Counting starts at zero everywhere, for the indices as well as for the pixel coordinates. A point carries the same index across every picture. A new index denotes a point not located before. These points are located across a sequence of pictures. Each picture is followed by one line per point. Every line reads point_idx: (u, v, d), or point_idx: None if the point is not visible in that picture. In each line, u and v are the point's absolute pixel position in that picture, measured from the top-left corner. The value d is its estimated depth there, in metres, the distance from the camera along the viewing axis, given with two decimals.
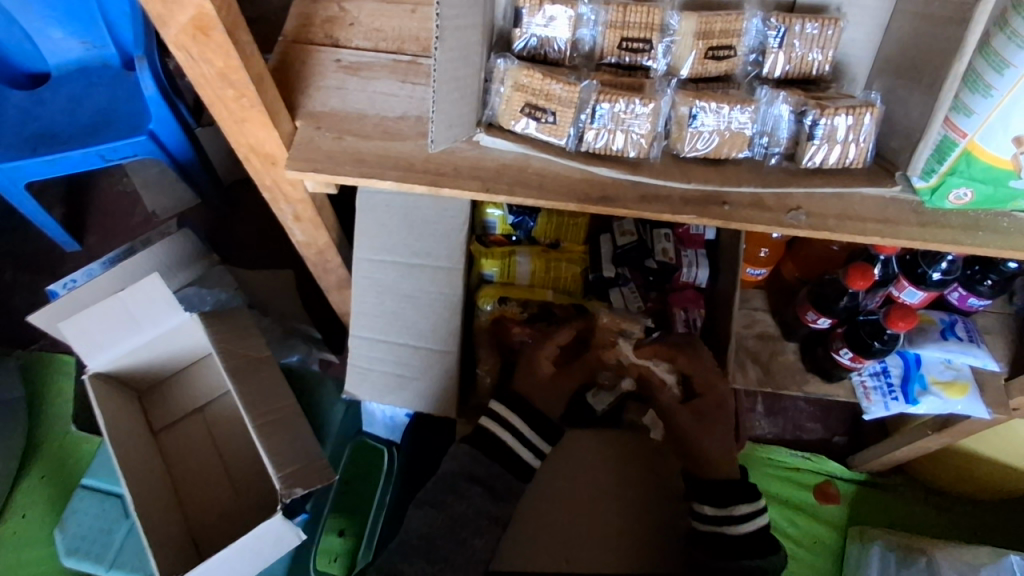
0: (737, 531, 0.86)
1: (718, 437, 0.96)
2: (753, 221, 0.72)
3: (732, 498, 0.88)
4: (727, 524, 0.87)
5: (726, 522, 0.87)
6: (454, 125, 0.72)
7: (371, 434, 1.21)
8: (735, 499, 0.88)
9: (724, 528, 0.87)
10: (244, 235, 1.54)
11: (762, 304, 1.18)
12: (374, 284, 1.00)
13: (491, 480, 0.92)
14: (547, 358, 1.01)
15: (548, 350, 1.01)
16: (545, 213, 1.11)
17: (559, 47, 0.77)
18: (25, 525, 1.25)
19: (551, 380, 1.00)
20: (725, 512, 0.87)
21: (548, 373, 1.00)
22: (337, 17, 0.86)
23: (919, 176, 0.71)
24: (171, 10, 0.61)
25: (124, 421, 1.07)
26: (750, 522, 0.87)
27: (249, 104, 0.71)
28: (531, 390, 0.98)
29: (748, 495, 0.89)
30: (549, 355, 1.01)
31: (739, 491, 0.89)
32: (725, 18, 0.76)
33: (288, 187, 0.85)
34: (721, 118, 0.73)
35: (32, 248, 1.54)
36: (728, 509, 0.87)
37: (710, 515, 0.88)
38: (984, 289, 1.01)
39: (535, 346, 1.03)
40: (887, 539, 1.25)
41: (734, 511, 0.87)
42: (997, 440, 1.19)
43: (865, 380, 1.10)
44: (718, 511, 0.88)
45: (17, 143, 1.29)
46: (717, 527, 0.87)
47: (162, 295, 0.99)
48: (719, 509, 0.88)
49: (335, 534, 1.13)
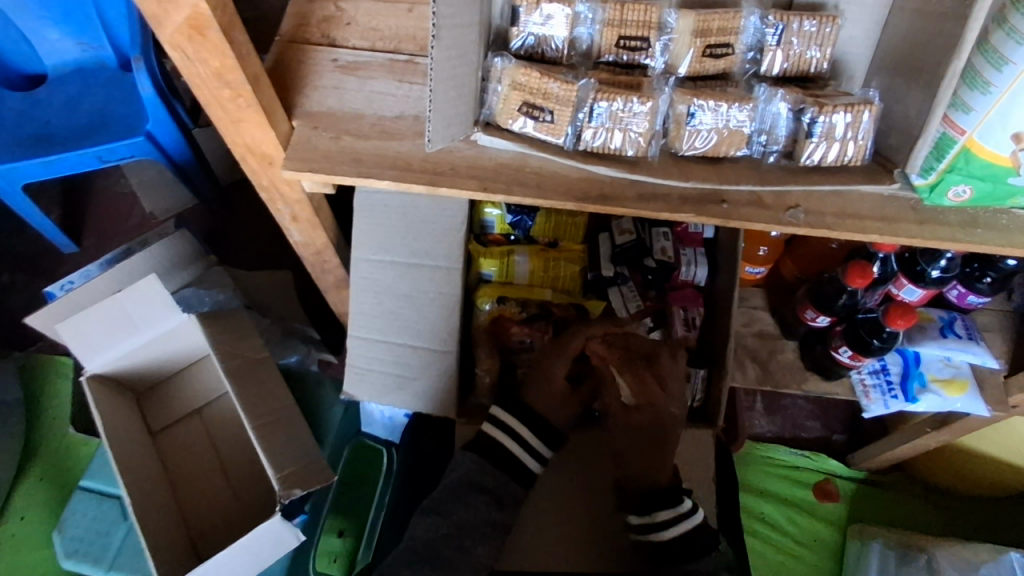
0: (662, 537, 0.88)
1: (654, 451, 0.95)
2: (751, 219, 0.72)
3: (652, 504, 0.90)
4: (651, 532, 0.89)
5: (651, 530, 0.89)
6: (450, 124, 0.71)
7: (369, 434, 1.21)
8: (658, 505, 0.90)
9: (649, 535, 0.89)
10: (243, 235, 1.54)
11: (761, 303, 1.17)
12: (371, 284, 0.99)
13: (497, 490, 0.92)
14: (563, 372, 0.99)
15: (562, 364, 0.99)
16: (544, 212, 1.10)
17: (557, 45, 0.77)
18: (23, 527, 1.25)
19: (563, 397, 0.99)
20: (649, 519, 0.90)
21: (562, 390, 0.99)
22: (333, 17, 0.86)
23: (918, 174, 0.71)
24: (166, 10, 0.60)
25: (120, 422, 1.07)
26: (672, 525, 0.88)
27: (245, 104, 0.71)
28: (548, 408, 0.98)
29: (668, 499, 0.90)
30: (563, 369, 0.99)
31: (659, 498, 0.91)
32: (722, 16, 0.76)
33: (285, 187, 0.85)
34: (719, 116, 0.73)
35: (30, 250, 1.54)
36: (650, 517, 0.90)
37: (637, 524, 0.91)
38: (984, 286, 1.01)
39: (547, 358, 1.01)
40: (888, 536, 1.24)
41: (655, 518, 0.89)
42: (997, 436, 1.19)
43: (863, 379, 1.10)
44: (642, 520, 0.90)
45: (13, 145, 1.28)
46: (645, 536, 0.90)
47: (159, 296, 0.98)
48: (644, 518, 0.90)
49: (334, 535, 1.13)
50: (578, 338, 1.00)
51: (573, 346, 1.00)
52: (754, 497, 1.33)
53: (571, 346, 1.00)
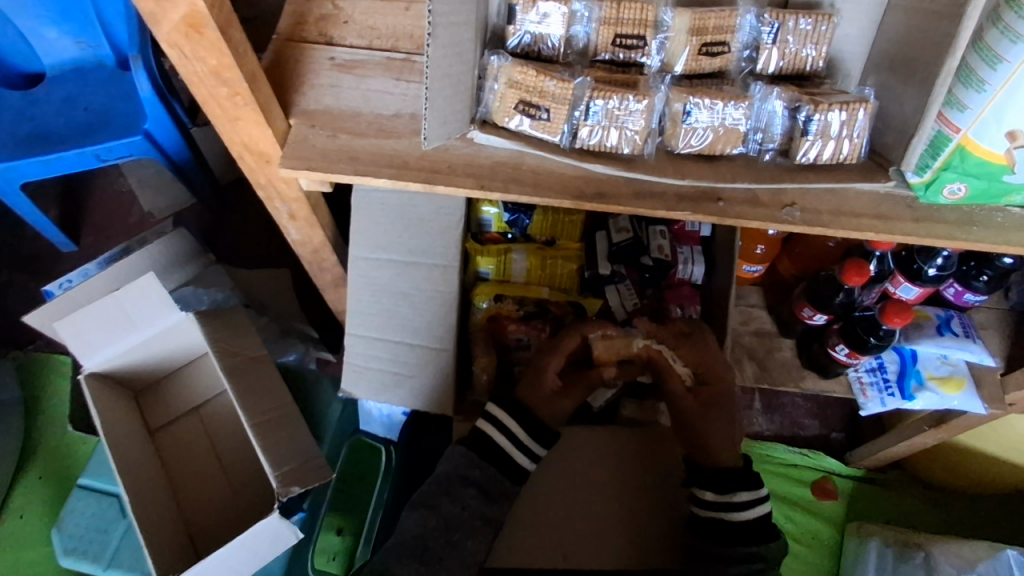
0: (736, 518, 0.88)
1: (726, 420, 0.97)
2: (746, 217, 0.72)
3: (732, 485, 0.90)
4: (726, 511, 0.88)
5: (724, 509, 0.89)
6: (447, 122, 0.71)
7: (367, 432, 1.19)
8: (736, 486, 0.90)
9: (722, 514, 0.88)
10: (242, 234, 1.54)
11: (758, 301, 1.17)
12: (369, 283, 1.00)
13: (485, 482, 0.92)
14: (555, 368, 1.00)
15: (556, 362, 1.00)
16: (540, 210, 1.11)
17: (552, 44, 0.77)
18: (22, 526, 1.25)
19: (557, 394, 0.99)
20: (725, 499, 0.89)
21: (553, 386, 0.99)
22: (330, 15, 0.86)
23: (913, 173, 0.71)
24: (163, 9, 0.60)
25: (118, 420, 1.07)
26: (751, 509, 0.89)
27: (242, 103, 0.71)
28: (538, 401, 0.98)
29: (748, 483, 0.90)
30: (556, 367, 1.00)
31: (739, 480, 0.90)
32: (718, 14, 0.76)
33: (282, 185, 0.85)
34: (715, 114, 0.73)
35: (29, 249, 1.54)
36: (727, 497, 0.89)
37: (709, 501, 0.89)
38: (981, 284, 1.02)
39: (542, 356, 1.01)
40: (885, 533, 1.24)
41: (734, 498, 0.89)
42: (994, 434, 1.20)
43: (861, 377, 1.10)
44: (719, 498, 0.89)
45: (11, 143, 1.28)
46: (718, 514, 0.89)
47: (157, 295, 0.98)
48: (719, 496, 0.89)
49: (332, 533, 1.13)
50: (570, 337, 1.01)
51: (568, 342, 1.01)
52: None
53: (566, 342, 1.01)
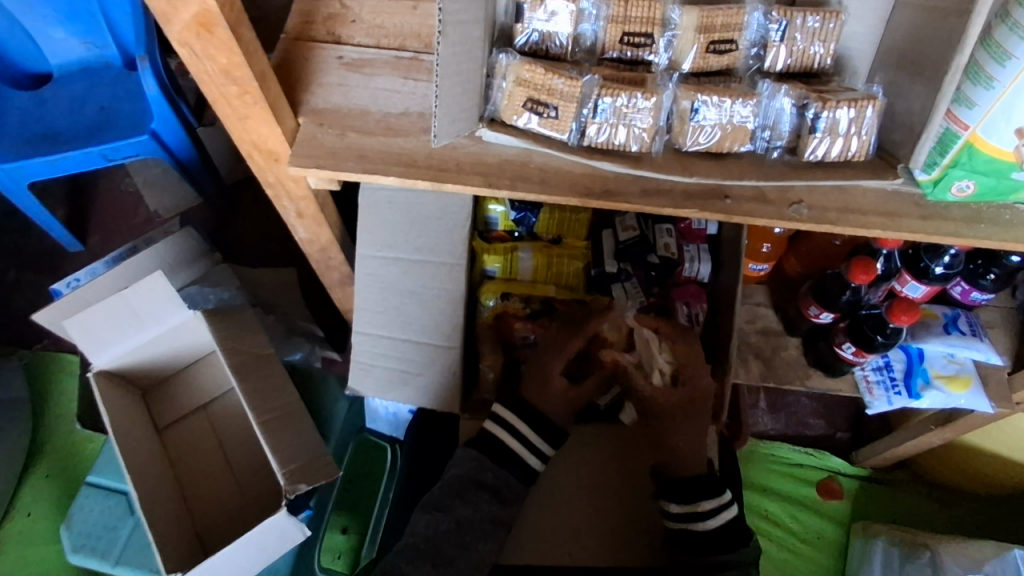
0: (703, 527, 0.89)
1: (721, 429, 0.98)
2: (754, 215, 0.72)
3: (697, 493, 0.91)
4: (693, 521, 0.90)
5: (692, 519, 0.90)
6: (456, 120, 0.72)
7: (373, 431, 1.21)
8: (702, 495, 0.91)
9: (690, 525, 0.90)
10: (247, 234, 1.55)
11: (764, 299, 1.17)
12: (377, 281, 1.00)
13: (498, 484, 0.92)
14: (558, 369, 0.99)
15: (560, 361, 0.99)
16: (547, 208, 1.11)
17: (560, 42, 0.77)
18: (30, 523, 1.25)
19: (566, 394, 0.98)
20: (691, 509, 0.90)
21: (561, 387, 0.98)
22: (338, 14, 0.86)
23: (921, 170, 0.71)
24: (175, 8, 0.61)
25: (127, 418, 1.08)
26: (718, 516, 0.90)
27: (251, 101, 0.72)
28: (543, 403, 0.97)
29: (712, 490, 0.91)
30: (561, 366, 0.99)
31: (703, 488, 0.92)
32: (726, 12, 0.76)
33: (290, 183, 0.85)
34: (722, 112, 0.73)
35: (37, 249, 1.54)
36: (693, 506, 0.90)
37: (677, 512, 0.91)
38: (988, 282, 1.02)
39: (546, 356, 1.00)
40: (891, 533, 1.24)
41: (699, 507, 0.90)
42: (1000, 433, 1.20)
43: (867, 375, 1.09)
44: (685, 509, 0.90)
45: (18, 143, 1.29)
46: (686, 525, 0.90)
47: (165, 294, 0.99)
48: (687, 507, 0.90)
49: (338, 531, 1.15)
50: (577, 339, 1.00)
51: (573, 345, 1.00)
52: (757, 495, 1.33)
53: (570, 344, 1.00)
